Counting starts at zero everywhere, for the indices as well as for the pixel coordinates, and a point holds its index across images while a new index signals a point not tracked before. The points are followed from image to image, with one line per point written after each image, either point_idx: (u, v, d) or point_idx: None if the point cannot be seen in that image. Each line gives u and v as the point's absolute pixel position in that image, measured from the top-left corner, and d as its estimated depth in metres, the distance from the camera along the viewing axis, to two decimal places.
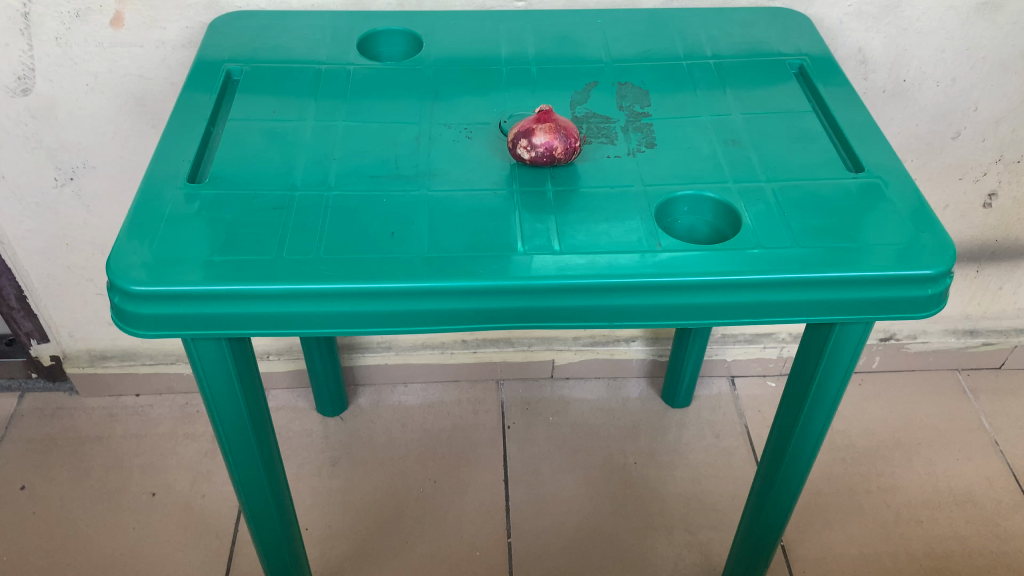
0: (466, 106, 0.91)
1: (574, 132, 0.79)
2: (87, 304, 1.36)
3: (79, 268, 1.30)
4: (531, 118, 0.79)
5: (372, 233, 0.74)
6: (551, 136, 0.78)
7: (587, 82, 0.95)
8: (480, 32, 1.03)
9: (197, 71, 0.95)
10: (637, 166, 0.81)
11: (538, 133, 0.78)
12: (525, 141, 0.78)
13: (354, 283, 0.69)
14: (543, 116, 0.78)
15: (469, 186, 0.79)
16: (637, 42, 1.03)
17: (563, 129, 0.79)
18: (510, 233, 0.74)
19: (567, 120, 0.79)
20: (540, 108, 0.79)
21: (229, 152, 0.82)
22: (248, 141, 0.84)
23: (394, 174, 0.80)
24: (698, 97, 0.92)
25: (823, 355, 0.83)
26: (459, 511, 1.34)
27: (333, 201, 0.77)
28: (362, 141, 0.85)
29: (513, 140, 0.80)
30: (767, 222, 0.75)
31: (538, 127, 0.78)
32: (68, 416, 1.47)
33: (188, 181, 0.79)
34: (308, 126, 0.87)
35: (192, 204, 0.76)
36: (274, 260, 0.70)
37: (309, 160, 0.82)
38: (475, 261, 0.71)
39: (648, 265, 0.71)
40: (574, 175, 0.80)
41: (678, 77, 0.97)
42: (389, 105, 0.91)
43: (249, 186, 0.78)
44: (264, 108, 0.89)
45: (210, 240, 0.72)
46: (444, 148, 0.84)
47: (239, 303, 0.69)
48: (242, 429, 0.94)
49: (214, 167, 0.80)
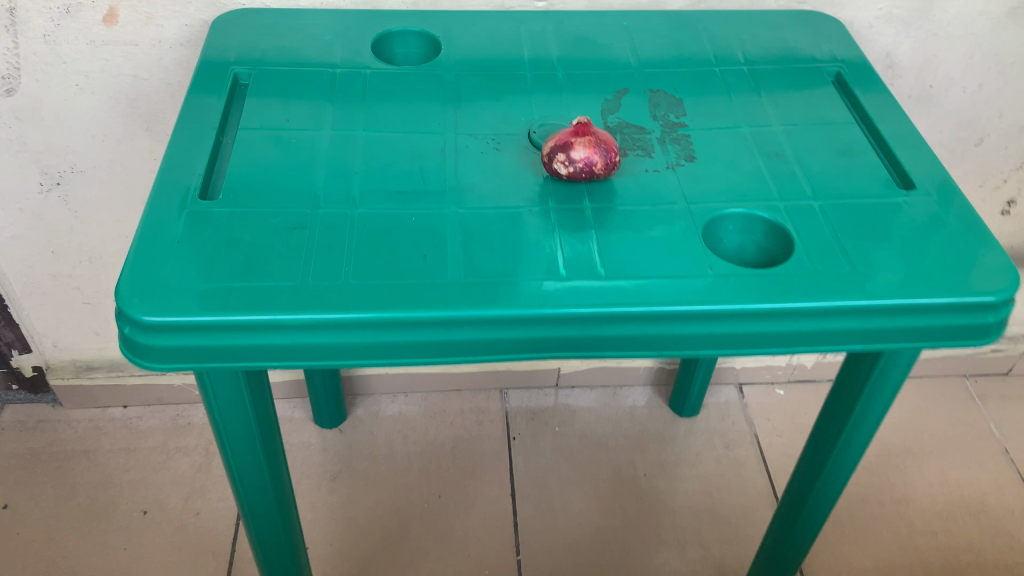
0: (492, 115, 0.86)
1: (614, 146, 0.75)
2: (72, 314, 1.29)
3: (64, 277, 1.23)
4: (568, 131, 0.74)
5: (403, 255, 0.68)
6: (590, 151, 0.73)
7: (617, 89, 0.91)
8: (500, 34, 0.99)
9: (202, 75, 0.89)
10: (679, 181, 0.77)
11: (577, 147, 0.73)
12: (563, 156, 0.74)
13: (387, 312, 0.64)
14: (582, 130, 0.74)
15: (501, 202, 0.74)
16: (662, 48, 0.99)
17: (603, 143, 0.74)
18: (551, 256, 0.69)
19: (607, 134, 0.75)
20: (578, 120, 0.74)
21: (242, 166, 0.77)
22: (263, 153, 0.78)
23: (420, 189, 0.75)
24: (734, 107, 0.89)
25: (869, 381, 0.79)
26: (466, 528, 1.29)
27: (358, 220, 0.71)
28: (384, 153, 0.80)
29: (548, 155, 0.75)
30: (820, 245, 0.71)
31: (577, 140, 0.73)
32: (52, 429, 1.40)
33: (200, 197, 0.73)
34: (326, 136, 0.81)
35: (206, 224, 0.70)
36: (300, 287, 0.65)
37: (329, 173, 0.77)
38: (515, 287, 0.66)
39: (701, 291, 0.67)
40: (612, 190, 0.76)
41: (709, 84, 0.93)
42: (410, 114, 0.86)
43: (267, 204, 0.72)
44: (277, 117, 0.84)
45: (228, 265, 0.66)
46: (473, 162, 0.79)
47: (261, 334, 0.64)
48: (253, 456, 0.91)
49: (228, 182, 0.74)
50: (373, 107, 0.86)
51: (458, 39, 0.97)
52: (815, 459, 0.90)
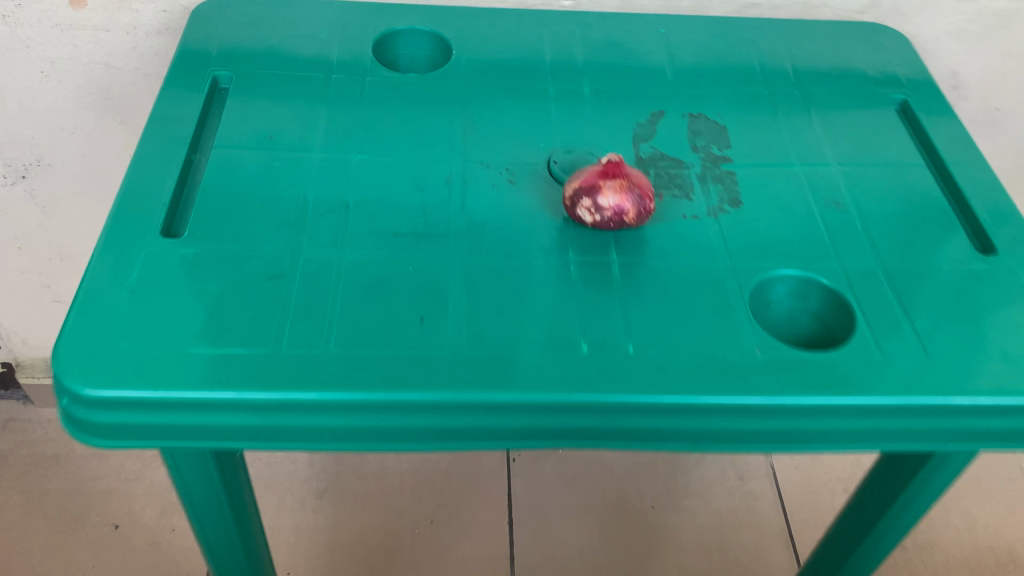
0: (508, 135, 0.75)
1: (649, 190, 0.64)
2: (42, 312, 1.19)
3: (33, 274, 1.13)
4: (595, 170, 0.63)
5: (396, 316, 0.58)
6: (621, 196, 0.62)
7: (653, 109, 0.79)
8: (520, 34, 0.87)
9: (177, 73, 0.77)
10: (723, 234, 0.67)
11: (606, 191, 0.62)
12: (588, 201, 0.63)
13: (375, 393, 0.53)
14: (612, 171, 0.63)
15: (514, 251, 0.64)
16: (704, 58, 0.86)
17: (637, 186, 0.63)
18: (569, 323, 0.59)
19: (641, 176, 0.64)
20: (607, 158, 0.63)
21: (218, 193, 0.66)
22: (241, 177, 0.67)
23: (419, 229, 0.65)
24: (787, 139, 0.77)
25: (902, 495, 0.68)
26: (458, 558, 1.20)
27: (345, 269, 0.61)
28: (382, 181, 0.69)
29: (571, 198, 0.64)
30: (885, 322, 0.61)
31: (606, 183, 0.62)
32: (22, 429, 1.31)
33: (164, 233, 0.63)
34: (314, 157, 0.70)
35: (168, 267, 0.60)
36: (273, 356, 0.55)
37: (315, 205, 0.66)
38: (526, 363, 0.56)
39: (746, 377, 0.56)
40: (644, 242, 0.65)
41: (756, 105, 0.81)
42: (413, 131, 0.74)
43: (241, 244, 0.62)
44: (261, 130, 0.73)
45: (190, 323, 0.56)
46: (484, 198, 0.68)
47: (224, 413, 0.54)
48: (214, 496, 0.68)
49: (197, 214, 0.64)
50: (372, 121, 0.75)
51: (474, 42, 0.85)
52: (840, 540, 0.81)
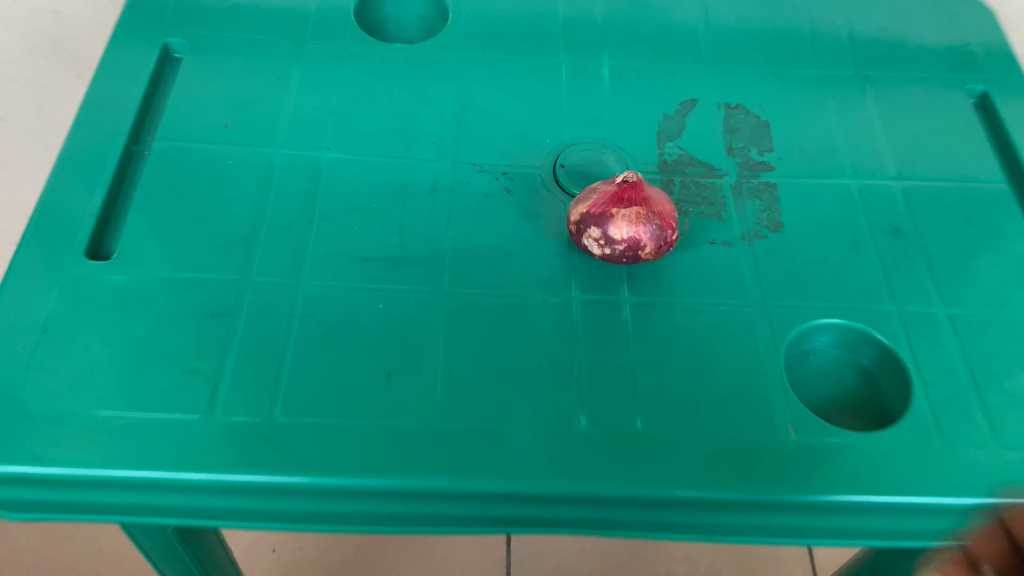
0: (508, 126, 0.62)
1: (673, 220, 0.52)
2: None
3: None
4: (606, 192, 0.52)
5: (358, 372, 0.49)
6: (636, 229, 0.51)
7: (686, 98, 0.65)
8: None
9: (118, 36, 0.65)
10: (757, 267, 0.56)
11: (618, 221, 0.51)
12: (597, 231, 0.52)
13: (328, 479, 0.45)
14: (627, 196, 0.51)
15: (505, 287, 0.53)
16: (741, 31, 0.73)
17: (658, 215, 0.51)
18: (564, 388, 0.49)
19: (664, 201, 0.52)
20: (621, 177, 0.52)
21: (159, 203, 0.55)
22: (188, 180, 0.57)
23: (393, 254, 0.54)
24: (840, 141, 0.64)
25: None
26: None
27: (303, 307, 0.51)
28: (355, 187, 0.57)
29: (577, 223, 0.53)
30: (948, 392, 0.50)
31: (619, 212, 0.51)
32: None
33: (91, 256, 0.53)
34: (275, 152, 0.59)
35: (92, 303, 0.50)
36: (208, 429, 0.46)
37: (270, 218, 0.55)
38: (508, 441, 0.47)
39: (773, 465, 0.47)
40: (661, 278, 0.55)
41: (807, 91, 0.68)
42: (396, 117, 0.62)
43: (181, 271, 0.52)
44: (217, 115, 0.61)
45: (111, 381, 0.47)
46: (476, 213, 0.57)
47: (149, 494, 0.45)
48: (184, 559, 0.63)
49: (130, 231, 0.53)
50: (349, 103, 0.63)
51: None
52: None
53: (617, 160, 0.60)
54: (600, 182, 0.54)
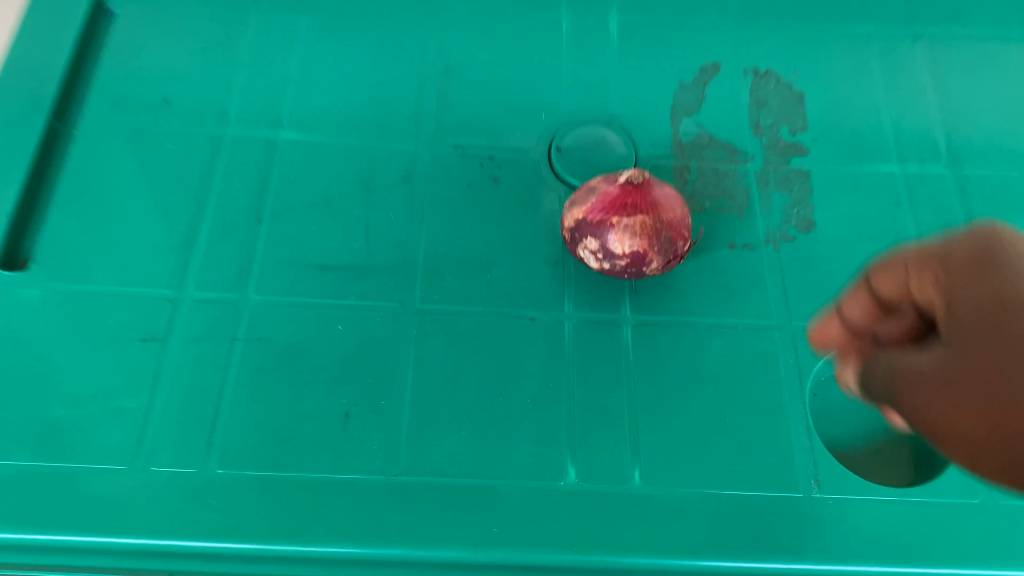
0: (496, 96, 0.53)
1: (684, 230, 0.44)
2: None
3: None
4: (606, 195, 0.43)
5: (312, 411, 0.42)
6: (640, 242, 0.43)
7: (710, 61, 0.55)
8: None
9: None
10: (783, 279, 0.48)
11: (620, 233, 0.43)
12: (594, 242, 0.43)
13: (272, 545, 0.39)
14: (630, 202, 0.43)
15: (488, 303, 0.46)
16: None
17: (667, 224, 0.43)
18: (551, 430, 0.42)
19: (674, 208, 0.44)
20: (624, 177, 0.43)
21: (84, 195, 0.47)
22: (119, 169, 0.48)
23: (357, 262, 0.46)
24: (889, 114, 0.54)
25: None
26: None
27: (249, 329, 0.44)
28: (315, 176, 0.49)
29: (571, 230, 0.45)
30: None
31: (621, 222, 0.43)
32: None
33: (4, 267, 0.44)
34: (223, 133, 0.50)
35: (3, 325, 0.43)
36: (135, 483, 0.40)
37: (216, 217, 0.47)
38: (483, 497, 0.40)
39: (789, 529, 0.40)
40: (671, 291, 0.47)
41: (853, 47, 0.57)
42: (365, 87, 0.53)
43: (107, 284, 0.44)
44: (154, 78, 0.51)
45: (24, 422, 0.41)
46: (455, 208, 0.49)
47: (62, 562, 0.38)
48: None
49: (49, 236, 0.45)
50: (310, 67, 0.53)
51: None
52: None
53: (622, 142, 0.52)
54: (600, 178, 0.45)
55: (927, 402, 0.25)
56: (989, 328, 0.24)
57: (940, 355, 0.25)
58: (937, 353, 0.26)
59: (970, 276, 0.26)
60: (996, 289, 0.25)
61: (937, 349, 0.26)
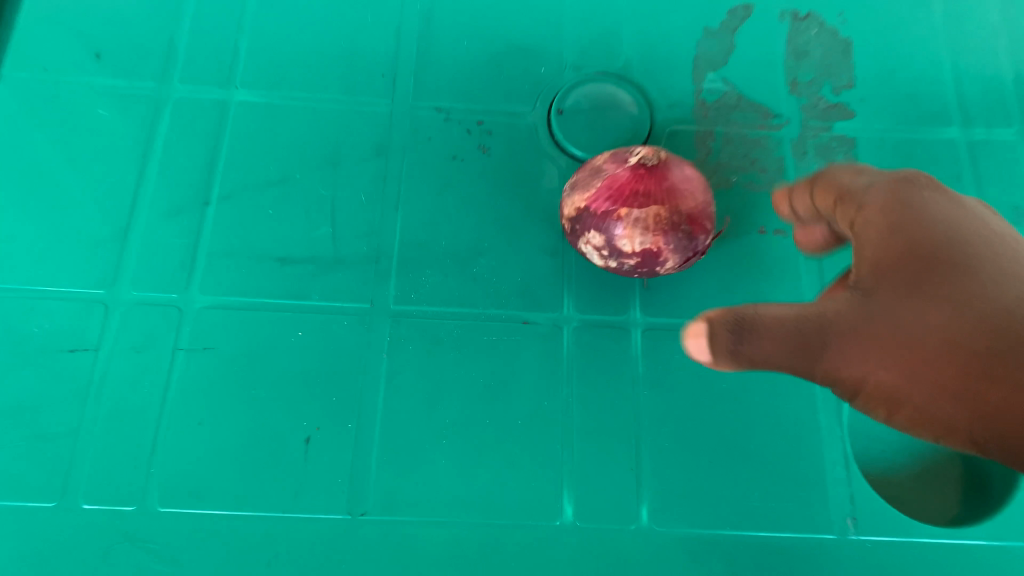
0: (486, 45, 0.45)
1: (706, 221, 0.37)
2: None
3: None
4: (612, 179, 0.35)
5: (267, 436, 0.36)
6: (654, 239, 0.35)
7: (738, 6, 0.46)
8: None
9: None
10: (820, 272, 0.40)
11: (629, 228, 0.35)
12: (598, 238, 0.36)
13: None
14: (642, 190, 0.35)
15: (473, 303, 0.39)
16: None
17: (686, 216, 0.36)
18: (545, 459, 0.36)
19: (695, 195, 0.36)
20: (635, 158, 0.35)
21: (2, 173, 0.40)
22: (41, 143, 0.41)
23: (320, 254, 0.40)
24: (952, 67, 0.46)
25: None
26: None
27: (195, 338, 0.38)
28: (272, 146, 0.42)
29: (571, 220, 0.37)
30: None
31: (630, 215, 0.35)
32: None
33: None
34: (163, 93, 0.42)
35: None
36: (64, 523, 0.35)
37: (155, 199, 0.40)
38: (464, 542, 0.35)
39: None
40: (689, 288, 0.40)
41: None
42: (331, 32, 0.44)
43: (30, 283, 0.38)
44: (82, 26, 0.43)
45: None
46: (436, 185, 0.42)
47: None
48: None
49: None
50: (268, 10, 0.45)
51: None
52: None
53: (635, 103, 0.44)
54: (605, 154, 0.37)
55: (838, 346, 0.23)
56: (911, 271, 0.23)
57: (852, 296, 0.24)
58: (847, 295, 0.24)
59: (895, 215, 0.24)
60: (917, 231, 0.24)
61: (849, 290, 0.24)
